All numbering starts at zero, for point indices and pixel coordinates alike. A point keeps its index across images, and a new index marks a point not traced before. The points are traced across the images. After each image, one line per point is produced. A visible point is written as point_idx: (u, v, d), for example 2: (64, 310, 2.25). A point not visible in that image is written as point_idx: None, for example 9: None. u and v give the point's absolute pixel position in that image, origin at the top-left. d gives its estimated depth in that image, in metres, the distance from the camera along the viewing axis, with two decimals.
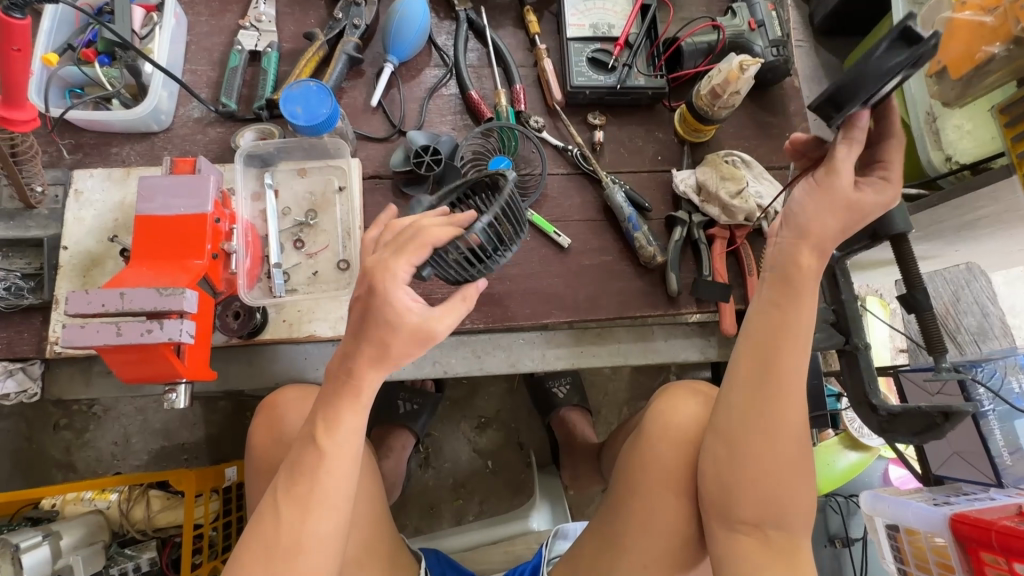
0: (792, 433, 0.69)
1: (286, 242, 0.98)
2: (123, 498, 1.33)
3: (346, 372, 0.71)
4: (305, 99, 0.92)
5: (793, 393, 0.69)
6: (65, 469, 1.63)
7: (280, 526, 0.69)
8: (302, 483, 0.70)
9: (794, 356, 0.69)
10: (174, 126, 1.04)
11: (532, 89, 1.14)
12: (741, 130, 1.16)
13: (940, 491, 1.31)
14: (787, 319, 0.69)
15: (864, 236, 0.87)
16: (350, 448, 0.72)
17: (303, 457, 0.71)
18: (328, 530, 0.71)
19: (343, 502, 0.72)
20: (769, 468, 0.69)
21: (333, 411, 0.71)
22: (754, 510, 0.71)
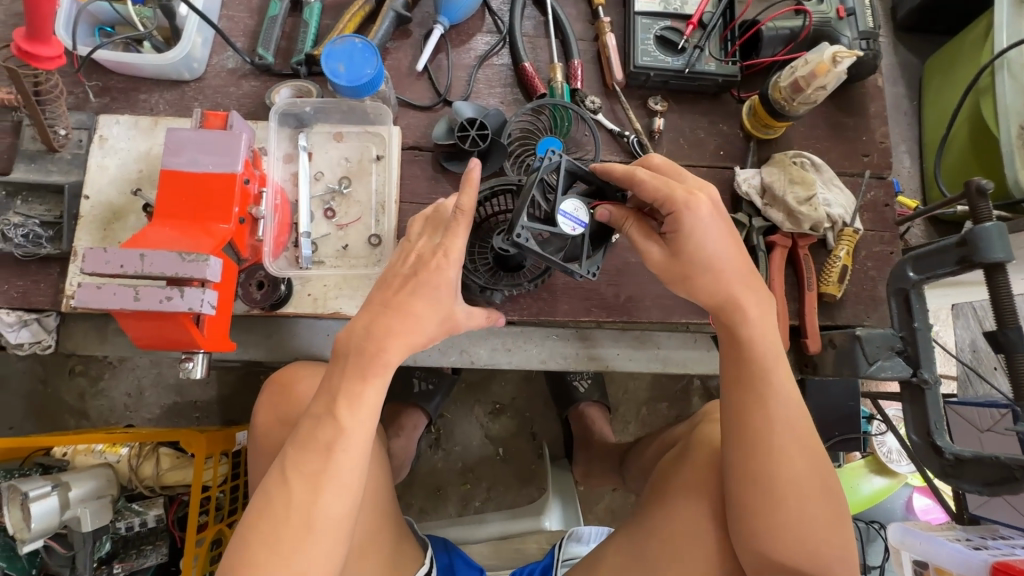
0: (800, 472, 0.71)
1: (317, 210, 0.92)
2: (133, 454, 1.31)
3: (370, 344, 0.67)
4: (348, 57, 0.84)
5: (786, 432, 0.72)
6: (78, 416, 1.62)
7: (291, 502, 0.65)
8: (314, 460, 0.66)
9: (776, 396, 0.74)
10: (207, 75, 0.97)
11: (590, 65, 1.05)
12: (814, 130, 1.06)
13: (974, 531, 1.24)
14: (753, 356, 0.75)
15: (949, 261, 0.79)
16: (368, 426, 0.68)
17: (317, 430, 0.67)
18: (343, 511, 0.67)
19: (355, 481, 0.68)
20: (799, 515, 0.71)
21: (353, 386, 0.67)
22: (793, 556, 0.72)
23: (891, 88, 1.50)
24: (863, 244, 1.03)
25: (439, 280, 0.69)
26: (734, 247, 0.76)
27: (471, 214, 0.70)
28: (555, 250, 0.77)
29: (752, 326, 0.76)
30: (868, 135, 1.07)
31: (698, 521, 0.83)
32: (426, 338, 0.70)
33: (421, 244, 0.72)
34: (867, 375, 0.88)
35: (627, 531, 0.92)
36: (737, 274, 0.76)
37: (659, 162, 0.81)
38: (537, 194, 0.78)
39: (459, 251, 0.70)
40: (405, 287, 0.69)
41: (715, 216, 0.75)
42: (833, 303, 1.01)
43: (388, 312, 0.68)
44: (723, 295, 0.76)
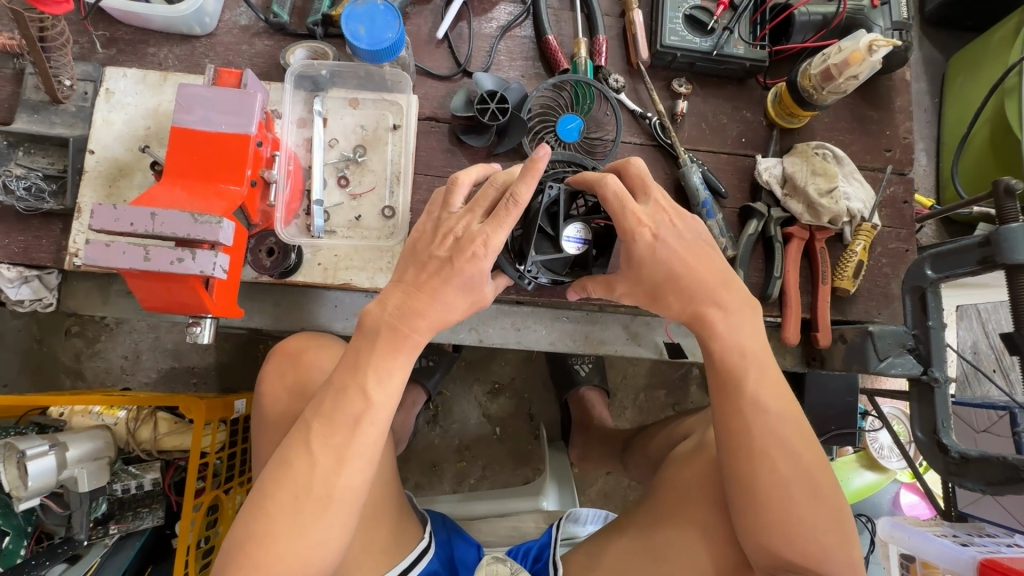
0: (809, 462, 0.73)
1: (330, 178, 0.90)
2: (130, 417, 1.30)
3: (393, 319, 0.67)
4: (369, 19, 0.81)
5: (786, 422, 0.74)
6: (73, 376, 1.61)
7: (313, 473, 0.64)
8: (340, 433, 0.65)
9: (771, 384, 0.75)
10: (218, 31, 0.94)
11: (615, 42, 1.02)
12: (838, 121, 1.04)
13: (960, 527, 1.27)
14: (749, 347, 0.76)
15: (971, 260, 0.79)
16: (395, 401, 0.68)
17: (342, 404, 0.66)
18: (364, 486, 0.67)
19: (378, 455, 0.68)
20: (790, 514, 0.72)
21: (382, 360, 0.67)
22: (790, 554, 0.73)
23: (913, 84, 1.48)
24: (880, 240, 1.02)
25: (471, 268, 0.65)
26: (699, 265, 0.76)
27: (521, 205, 0.64)
28: (563, 268, 0.78)
29: (718, 340, 0.76)
30: (892, 130, 1.05)
31: (702, 508, 0.84)
32: (449, 320, 0.69)
33: (461, 226, 0.67)
34: (876, 371, 0.88)
35: (635, 516, 0.94)
36: (706, 290, 0.76)
37: (634, 171, 0.78)
38: (541, 220, 0.75)
39: (500, 244, 0.65)
40: (439, 273, 0.66)
41: (671, 240, 0.75)
42: (845, 298, 1.00)
43: (420, 296, 0.66)
44: (690, 312, 0.77)
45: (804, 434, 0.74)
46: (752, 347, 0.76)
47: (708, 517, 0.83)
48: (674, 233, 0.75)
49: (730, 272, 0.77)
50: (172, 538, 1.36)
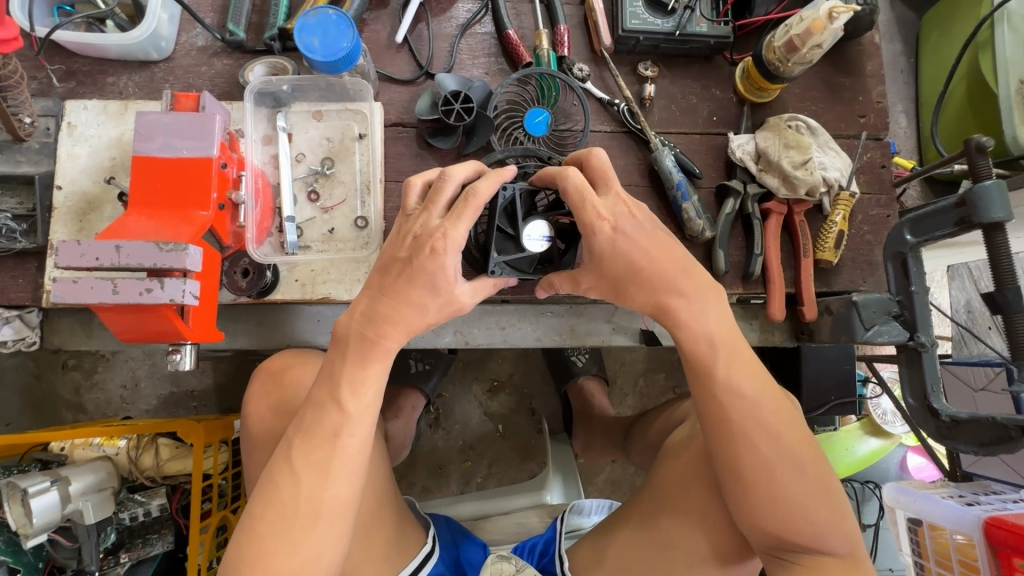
0: (796, 438, 0.73)
1: (300, 193, 0.89)
2: (131, 446, 1.31)
3: (367, 330, 0.66)
4: (322, 30, 0.80)
5: (769, 401, 0.74)
6: (75, 410, 1.62)
7: (298, 491, 0.65)
8: (321, 447, 0.65)
9: (752, 364, 0.75)
10: (176, 55, 0.93)
11: (578, 30, 1.01)
12: (810, 91, 1.03)
13: (966, 487, 1.26)
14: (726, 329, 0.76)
15: (949, 222, 0.78)
16: (373, 411, 0.68)
17: (320, 419, 0.66)
18: (351, 498, 0.67)
19: (362, 465, 0.68)
20: (780, 494, 0.71)
21: (354, 371, 0.66)
22: (786, 535, 0.72)
23: (887, 46, 1.46)
24: (860, 208, 1.01)
25: (435, 266, 0.64)
26: (667, 250, 0.74)
27: (481, 201, 0.64)
28: (529, 267, 0.75)
29: (684, 329, 0.75)
30: (865, 95, 1.04)
31: (697, 492, 0.84)
32: (427, 324, 0.68)
33: (419, 225, 0.66)
34: (863, 340, 0.88)
35: (634, 506, 0.94)
36: (666, 279, 0.74)
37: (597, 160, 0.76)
38: (499, 220, 0.72)
39: (460, 237, 0.64)
40: (402, 274, 0.65)
41: (631, 232, 0.73)
42: (829, 269, 1.00)
43: (386, 299, 0.66)
44: (653, 304, 0.76)
45: (785, 414, 0.74)
46: (718, 335, 0.75)
47: (705, 501, 0.83)
48: (633, 223, 0.73)
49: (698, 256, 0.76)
50: (185, 562, 1.37)
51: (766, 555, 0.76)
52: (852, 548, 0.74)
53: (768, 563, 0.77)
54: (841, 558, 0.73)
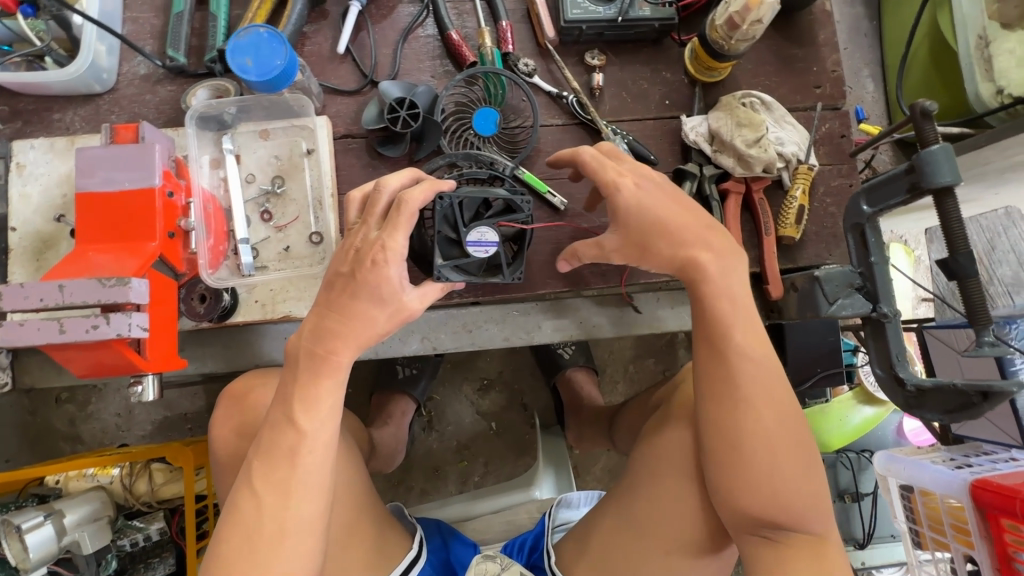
0: (792, 414, 0.70)
1: (252, 214, 0.89)
2: (124, 473, 1.32)
3: (316, 347, 0.66)
4: (255, 49, 0.79)
5: (768, 374, 0.70)
6: (72, 441, 1.64)
7: (260, 511, 0.65)
8: (280, 466, 0.66)
9: (755, 336, 0.71)
10: (119, 85, 0.93)
11: (521, 25, 1.00)
12: (762, 66, 1.02)
13: (957, 450, 1.25)
14: (726, 300, 0.72)
15: (901, 189, 0.77)
16: (328, 426, 0.68)
17: (278, 438, 0.66)
18: (314, 515, 0.67)
19: (324, 482, 0.68)
20: (771, 475, 0.68)
21: (306, 388, 0.66)
22: (768, 515, 0.68)
23: (848, 10, 1.44)
24: (821, 180, 1.00)
25: (378, 278, 0.64)
26: (679, 212, 0.73)
27: (415, 209, 0.64)
28: (477, 270, 0.75)
29: (712, 285, 0.72)
30: (819, 65, 1.02)
31: (674, 477, 0.83)
32: (378, 334, 0.67)
33: (360, 238, 0.66)
34: (828, 315, 0.87)
35: (619, 491, 0.91)
36: (692, 235, 0.73)
37: (588, 156, 0.78)
38: (441, 226, 0.73)
39: (399, 246, 0.64)
40: (347, 288, 0.65)
41: (651, 189, 0.74)
42: (793, 245, 0.99)
43: (332, 315, 0.66)
44: (680, 258, 0.73)
45: (780, 389, 0.70)
46: (740, 297, 0.73)
47: (682, 486, 0.83)
48: (651, 184, 0.75)
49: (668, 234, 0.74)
50: None
51: (743, 536, 0.72)
52: (826, 529, 0.71)
53: (743, 544, 0.73)
54: (817, 540, 0.70)
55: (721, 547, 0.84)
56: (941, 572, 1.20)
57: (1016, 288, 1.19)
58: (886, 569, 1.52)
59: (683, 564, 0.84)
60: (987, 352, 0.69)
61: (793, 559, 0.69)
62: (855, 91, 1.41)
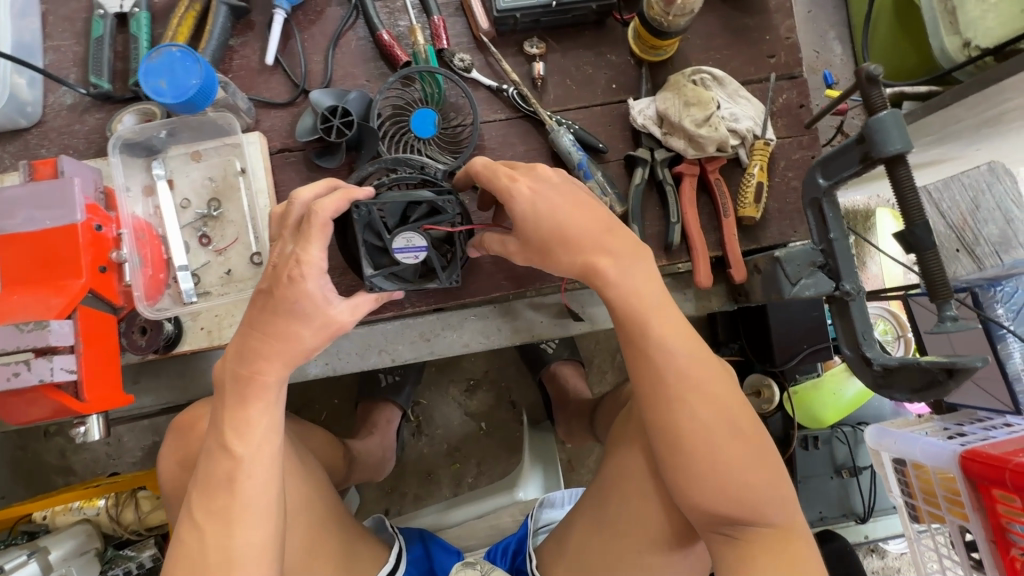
0: (728, 403, 0.67)
1: (190, 239, 0.87)
2: (110, 505, 1.25)
3: (242, 369, 0.64)
4: (169, 70, 0.78)
5: (695, 366, 0.67)
6: (61, 475, 1.56)
7: (204, 543, 0.63)
8: (219, 495, 0.63)
9: (677, 328, 0.69)
10: (46, 117, 0.90)
11: (456, 18, 0.95)
12: (712, 39, 0.97)
13: (950, 418, 1.14)
14: (646, 293, 0.69)
15: (854, 160, 0.73)
16: (266, 449, 0.65)
17: (214, 466, 0.64)
18: (262, 541, 0.64)
19: (271, 507, 0.65)
20: (717, 471, 0.65)
21: (236, 413, 0.64)
22: (723, 511, 0.66)
23: None
24: (781, 154, 0.96)
25: (296, 294, 0.61)
26: (581, 215, 0.68)
27: (327, 219, 0.61)
28: (412, 276, 0.74)
29: (613, 289, 0.69)
30: (772, 33, 0.97)
31: (635, 477, 0.81)
32: (306, 350, 0.65)
33: (279, 254, 0.63)
34: (791, 296, 0.84)
35: (587, 495, 0.90)
36: (591, 240, 0.68)
37: (479, 166, 0.70)
38: (365, 234, 0.70)
39: (315, 259, 0.61)
40: (267, 306, 0.63)
41: (548, 192, 0.68)
42: (755, 225, 0.95)
43: (255, 334, 0.63)
44: (579, 264, 0.69)
45: (711, 380, 0.67)
46: (648, 293, 0.69)
47: (644, 485, 0.80)
48: (548, 185, 0.68)
49: (608, 217, 0.70)
50: None
51: (707, 534, 0.70)
52: (790, 518, 0.68)
53: (710, 544, 0.71)
54: (780, 530, 0.67)
55: (694, 540, 0.81)
56: (939, 545, 1.10)
57: (1006, 248, 1.02)
58: (891, 540, 1.44)
59: (661, 564, 0.82)
60: (950, 326, 0.66)
61: (757, 553, 0.66)
62: (823, 55, 1.43)
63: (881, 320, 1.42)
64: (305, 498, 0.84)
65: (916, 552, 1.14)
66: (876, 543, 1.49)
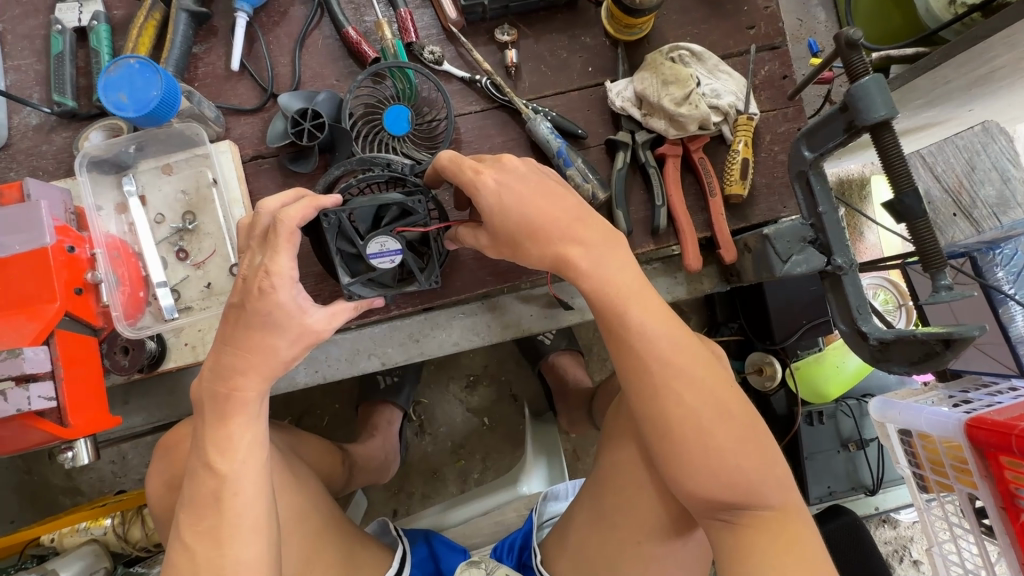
0: (713, 386, 0.65)
1: (168, 255, 0.86)
2: (118, 521, 1.19)
3: (220, 385, 0.63)
4: (128, 83, 0.76)
5: (677, 352, 0.66)
6: (72, 494, 1.45)
7: (195, 563, 0.62)
8: (207, 514, 0.63)
9: (657, 313, 0.67)
10: (12, 139, 0.88)
11: (423, 10, 0.93)
12: (688, 13, 0.94)
13: (955, 385, 1.11)
14: (624, 281, 0.67)
15: (839, 130, 0.70)
16: (250, 464, 0.64)
17: (199, 486, 0.63)
18: (255, 557, 0.63)
19: (262, 521, 0.64)
20: (709, 456, 0.64)
21: (217, 431, 0.63)
22: (718, 496, 0.64)
23: None
24: (766, 128, 0.93)
25: (269, 305, 0.60)
26: (548, 206, 0.66)
27: (295, 226, 0.59)
28: (392, 280, 0.73)
29: (587, 280, 0.67)
30: (750, 3, 0.94)
31: (632, 466, 0.80)
32: (284, 362, 0.64)
33: (249, 265, 0.62)
34: (782, 274, 0.82)
35: (585, 488, 0.89)
36: (559, 231, 0.67)
37: (445, 161, 0.67)
38: (337, 242, 0.69)
39: (284, 266, 0.59)
40: (239, 319, 0.61)
41: (514, 183, 0.66)
42: (743, 203, 0.93)
43: (229, 349, 0.62)
44: (550, 257, 0.68)
45: (695, 364, 0.66)
46: (623, 281, 0.67)
47: (640, 475, 0.79)
48: (515, 176, 0.67)
49: (583, 205, 0.69)
50: None
51: (706, 521, 0.69)
52: (787, 499, 0.67)
53: (710, 530, 0.69)
54: (778, 512, 0.66)
55: (694, 527, 0.80)
56: (949, 514, 1.08)
57: (1003, 209, 1.01)
58: (902, 510, 1.43)
59: (665, 554, 0.80)
60: (946, 295, 0.65)
61: (756, 537, 0.65)
62: (807, 23, 1.41)
63: (880, 290, 1.39)
64: (300, 509, 0.84)
65: (926, 522, 1.13)
66: (888, 514, 1.47)
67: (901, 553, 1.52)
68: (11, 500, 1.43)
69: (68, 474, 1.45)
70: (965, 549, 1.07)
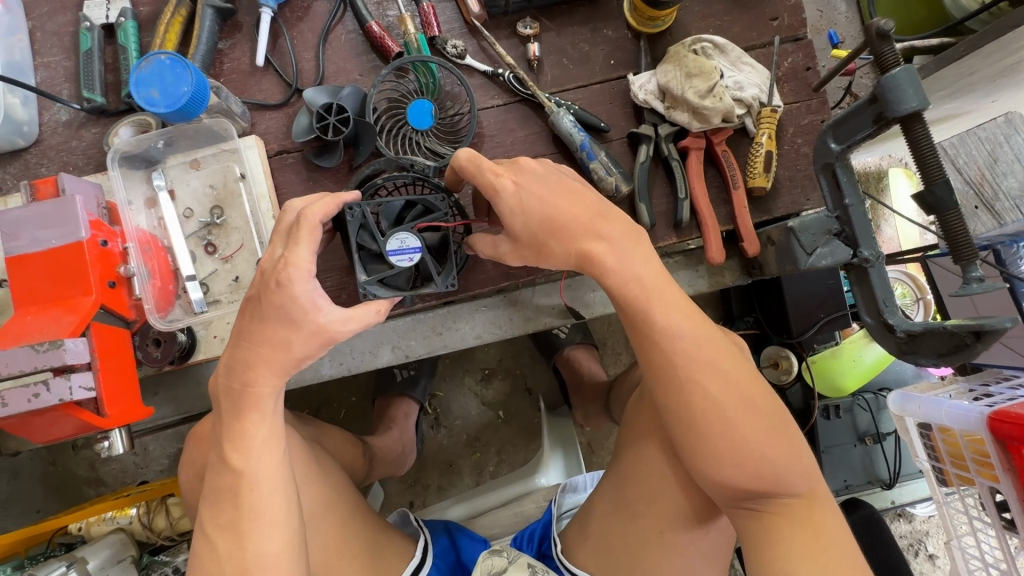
0: (738, 380, 0.66)
1: (196, 249, 0.87)
2: (143, 511, 1.20)
3: (237, 381, 0.64)
4: (159, 79, 0.78)
5: (701, 346, 0.66)
6: (96, 484, 1.47)
7: (218, 555, 0.63)
8: (226, 508, 0.64)
9: (680, 307, 0.68)
10: (43, 135, 0.89)
11: (445, 4, 0.93)
12: (710, 5, 0.94)
13: (976, 378, 1.11)
14: (650, 276, 0.68)
15: (867, 122, 0.70)
16: (269, 459, 0.65)
17: (218, 480, 0.65)
18: (276, 550, 0.64)
19: (283, 514, 0.65)
20: (736, 446, 0.64)
21: (232, 428, 0.65)
22: (744, 486, 0.65)
23: None
24: (789, 120, 0.93)
25: (284, 298, 0.61)
26: (570, 203, 0.67)
27: (317, 222, 0.62)
28: (406, 283, 0.73)
29: (614, 276, 0.67)
30: None
31: (655, 457, 0.81)
32: (297, 357, 0.64)
33: (267, 258, 0.63)
34: (807, 267, 0.81)
35: (607, 479, 0.89)
36: (583, 226, 0.67)
37: (464, 160, 0.68)
38: (359, 236, 0.70)
39: (302, 259, 0.61)
40: (265, 316, 0.62)
41: (533, 185, 0.67)
42: (765, 196, 0.93)
43: (255, 347, 0.63)
44: (575, 254, 0.68)
45: (720, 358, 0.66)
46: (649, 276, 0.68)
47: (665, 465, 0.80)
48: (533, 177, 0.68)
49: (605, 203, 0.69)
50: None
51: (732, 510, 0.69)
52: (814, 486, 0.67)
53: (735, 519, 0.70)
54: (805, 499, 0.66)
55: (718, 515, 0.81)
56: (969, 507, 1.07)
57: None
58: (918, 503, 1.42)
59: (687, 543, 0.81)
60: (975, 288, 0.65)
61: (783, 526, 0.65)
62: (826, 14, 1.40)
63: (899, 283, 1.38)
64: (326, 500, 0.85)
65: (945, 515, 1.12)
66: (904, 508, 1.47)
67: (917, 547, 1.52)
68: (37, 491, 1.45)
69: (93, 465, 1.47)
70: (985, 542, 1.07)
